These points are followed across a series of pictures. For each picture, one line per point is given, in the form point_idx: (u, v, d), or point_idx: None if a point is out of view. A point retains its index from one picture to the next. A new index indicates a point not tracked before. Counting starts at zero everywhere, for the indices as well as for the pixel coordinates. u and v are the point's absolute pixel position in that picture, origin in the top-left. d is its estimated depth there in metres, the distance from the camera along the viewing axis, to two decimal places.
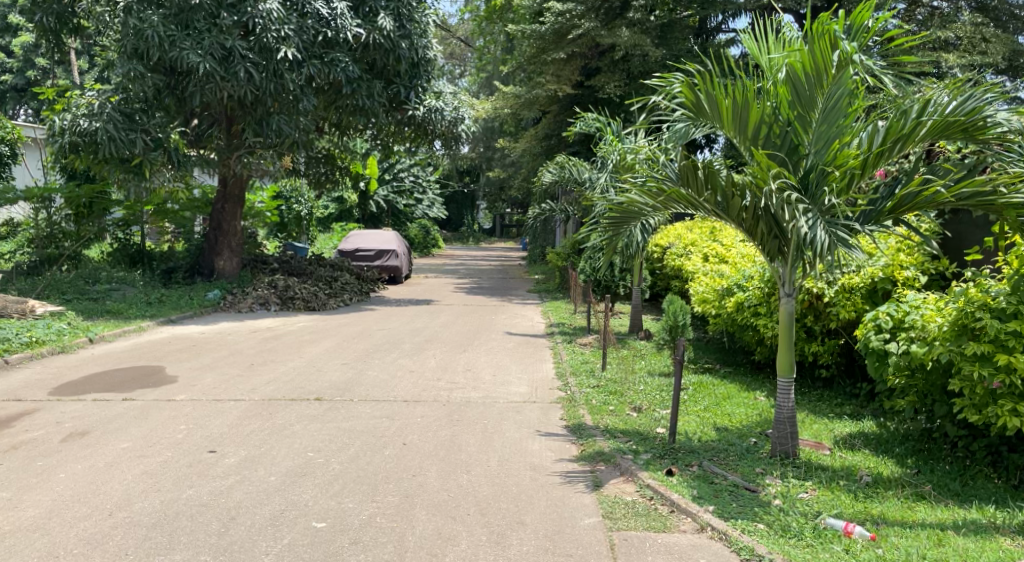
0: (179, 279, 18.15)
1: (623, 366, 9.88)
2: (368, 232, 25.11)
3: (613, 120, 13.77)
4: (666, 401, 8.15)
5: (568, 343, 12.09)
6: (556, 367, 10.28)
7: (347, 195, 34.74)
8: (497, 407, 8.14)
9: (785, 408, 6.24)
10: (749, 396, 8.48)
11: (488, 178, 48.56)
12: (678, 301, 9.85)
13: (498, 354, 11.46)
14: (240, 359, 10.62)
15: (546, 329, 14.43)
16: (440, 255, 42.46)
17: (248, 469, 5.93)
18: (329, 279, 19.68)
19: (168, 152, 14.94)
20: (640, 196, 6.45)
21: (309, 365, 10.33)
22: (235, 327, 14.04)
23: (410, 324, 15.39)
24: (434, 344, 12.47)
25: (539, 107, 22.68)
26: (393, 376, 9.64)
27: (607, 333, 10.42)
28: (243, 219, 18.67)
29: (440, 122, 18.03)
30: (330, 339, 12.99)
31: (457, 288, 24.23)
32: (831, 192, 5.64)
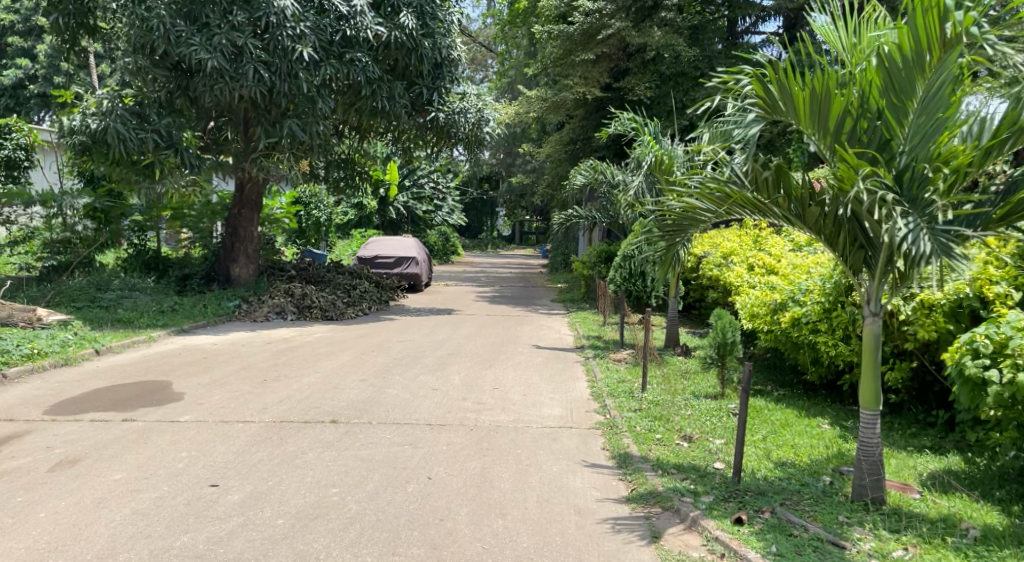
0: (194, 287, 17.51)
1: (665, 387, 9.08)
2: (388, 239, 24.40)
3: (651, 121, 12.98)
4: (720, 430, 7.34)
5: (601, 359, 11.29)
6: (591, 386, 9.47)
7: (367, 201, 34.11)
8: (530, 432, 7.35)
9: (873, 448, 5.43)
10: (811, 424, 7.67)
11: (508, 185, 47.84)
12: (727, 316, 8.94)
13: (527, 370, 10.67)
14: (252, 374, 9.88)
15: (575, 342, 13.63)
16: (460, 263, 41.76)
17: (253, 508, 5.16)
18: (348, 287, 19.05)
19: (182, 154, 14.23)
20: (701, 202, 5.70)
21: (326, 380, 9.60)
22: (250, 337, 13.34)
23: (432, 336, 14.64)
24: (458, 358, 11.69)
25: (564, 111, 21.94)
26: (416, 395, 8.86)
27: (646, 350, 9.64)
28: (259, 224, 18.05)
29: (465, 124, 17.35)
30: (348, 352, 12.26)
31: (478, 297, 23.47)
32: (935, 194, 4.81)
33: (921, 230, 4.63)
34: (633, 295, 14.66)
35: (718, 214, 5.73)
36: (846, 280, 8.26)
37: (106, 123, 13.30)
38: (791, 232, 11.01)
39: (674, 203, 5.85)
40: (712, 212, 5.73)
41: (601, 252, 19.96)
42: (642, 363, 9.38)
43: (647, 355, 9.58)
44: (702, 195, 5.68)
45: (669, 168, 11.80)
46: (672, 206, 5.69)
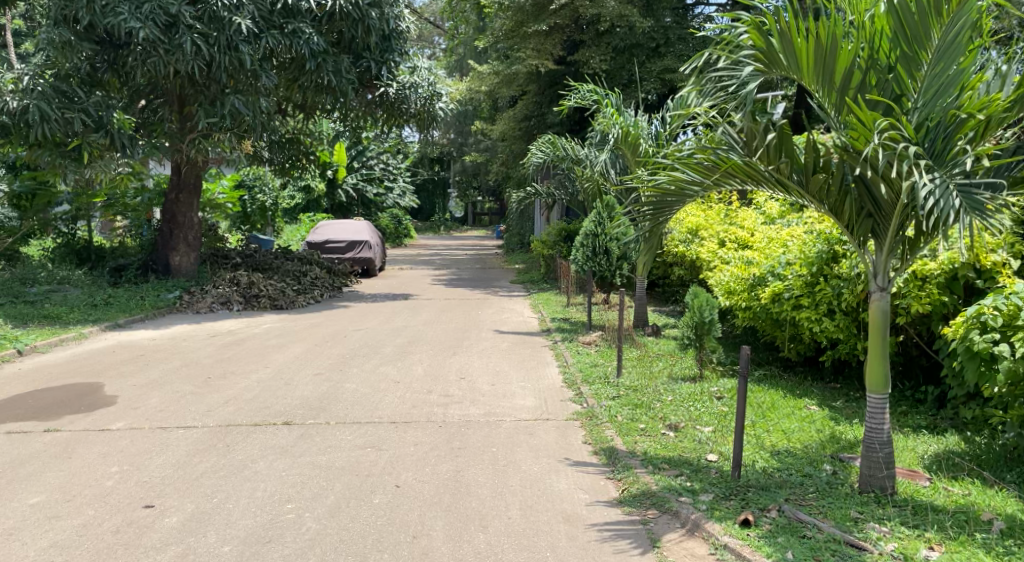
0: (130, 278, 16.51)
1: (642, 372, 8.56)
2: (339, 222, 23.50)
3: (612, 92, 12.27)
4: (706, 417, 6.82)
5: (570, 343, 10.81)
6: (563, 372, 8.92)
7: (315, 183, 33.03)
8: (503, 427, 6.77)
9: (879, 433, 4.96)
10: (799, 406, 7.19)
11: (461, 165, 47.02)
12: (704, 295, 8.45)
13: (493, 357, 10.11)
14: (193, 373, 9.09)
15: (540, 326, 13.07)
16: (413, 246, 40.97)
17: (194, 533, 4.49)
18: (297, 273, 18.19)
19: (112, 136, 13.12)
20: (688, 172, 5.21)
21: (277, 377, 8.89)
22: (193, 331, 12.50)
23: (389, 322, 13.95)
24: (418, 346, 11.04)
25: (517, 86, 21.29)
26: (375, 390, 8.21)
27: (619, 333, 9.08)
28: (200, 210, 17.07)
29: (416, 99, 17.11)
30: (300, 343, 11.51)
31: (435, 280, 22.77)
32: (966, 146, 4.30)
33: (948, 189, 4.11)
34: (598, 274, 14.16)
35: (706, 185, 5.24)
36: (830, 250, 7.79)
37: (25, 102, 12.23)
38: (762, 204, 10.52)
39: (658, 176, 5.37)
40: (700, 183, 5.25)
41: (561, 231, 19.41)
42: (616, 349, 8.84)
43: (621, 339, 9.05)
44: (690, 164, 5.19)
45: (635, 141, 11.29)
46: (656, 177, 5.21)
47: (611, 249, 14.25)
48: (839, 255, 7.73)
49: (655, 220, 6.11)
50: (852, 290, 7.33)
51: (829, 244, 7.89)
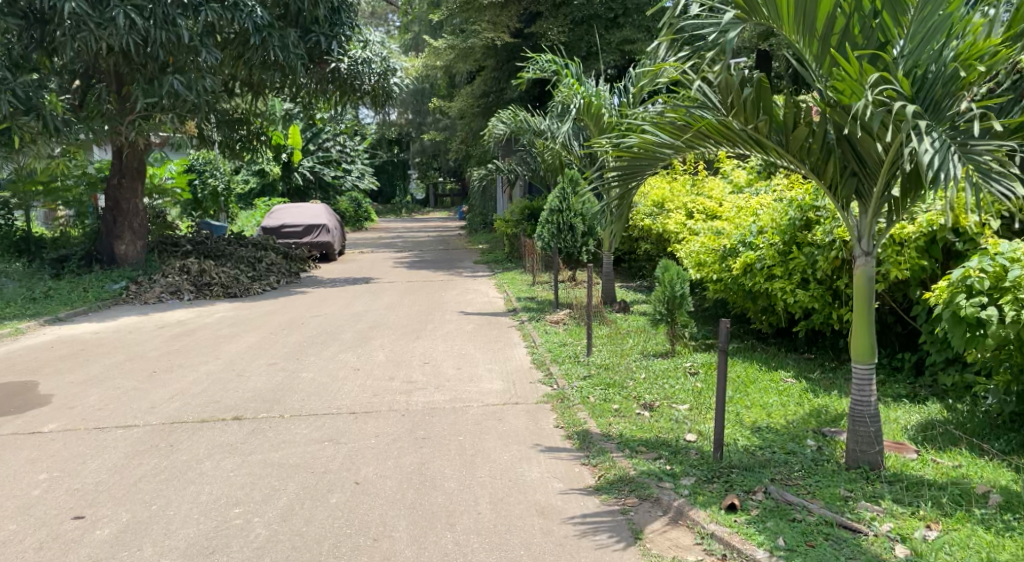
0: (72, 269, 16.03)
1: (612, 350, 8.25)
2: (294, 206, 22.84)
3: (573, 62, 11.78)
4: (681, 394, 6.51)
5: (537, 322, 10.52)
6: (530, 355, 8.58)
7: (270, 166, 32.18)
8: (470, 413, 6.41)
9: (868, 406, 4.63)
10: (776, 379, 6.90)
11: (420, 145, 46.31)
12: (674, 267, 8.15)
13: (458, 340, 9.75)
14: (138, 368, 8.59)
15: (506, 306, 12.71)
16: (374, 229, 40.34)
17: (129, 546, 4.06)
18: (252, 260, 17.62)
19: (44, 118, 12.48)
20: (659, 134, 4.89)
21: (228, 369, 8.44)
22: (141, 323, 11.94)
23: (349, 308, 13.49)
24: (379, 331, 10.63)
25: (473, 61, 20.82)
26: (334, 379, 7.79)
27: (588, 311, 8.75)
28: (143, 196, 16.65)
29: (369, 75, 17.08)
30: (254, 332, 11.02)
31: (397, 263, 22.27)
32: (965, 97, 4.00)
33: (950, 148, 3.77)
34: (563, 251, 13.92)
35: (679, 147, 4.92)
36: (804, 218, 7.44)
37: None
38: (730, 172, 10.21)
39: (626, 139, 5.04)
40: (671, 145, 4.94)
41: (524, 208, 19.03)
42: (585, 328, 8.49)
43: (590, 317, 8.72)
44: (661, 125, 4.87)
45: (597, 111, 10.94)
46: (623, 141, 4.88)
47: (575, 225, 14.00)
48: (813, 222, 7.37)
49: (624, 186, 5.70)
50: (826, 257, 7.00)
51: (802, 211, 7.50)
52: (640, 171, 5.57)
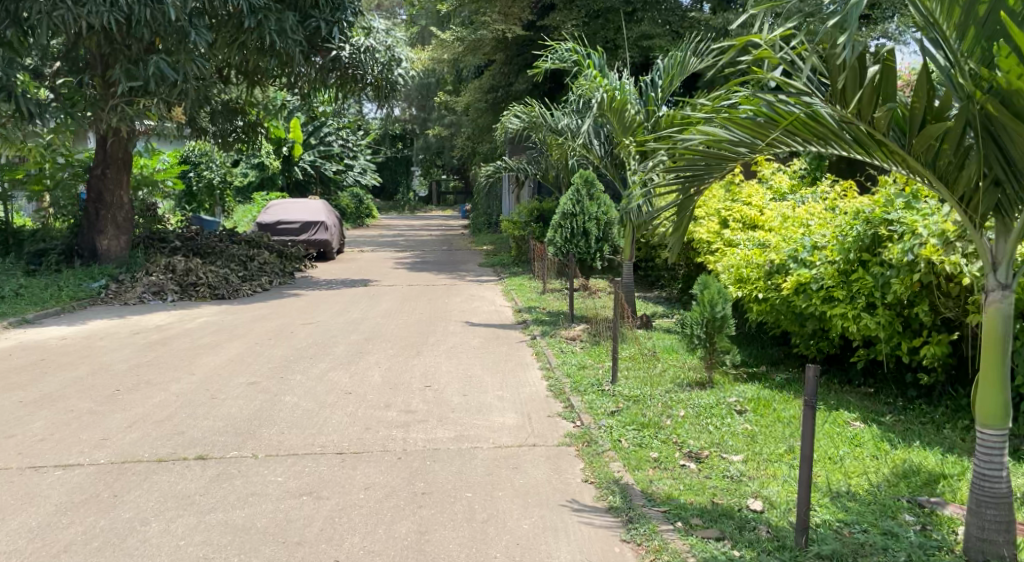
0: (51, 263, 15.30)
1: (642, 378, 7.18)
2: (291, 201, 21.83)
3: (595, 51, 10.67)
4: (731, 440, 5.42)
5: (550, 339, 9.52)
6: (546, 380, 7.54)
7: (270, 159, 31.19)
8: (479, 459, 5.34)
9: (999, 483, 3.59)
10: (841, 422, 5.78)
11: (425, 142, 45.33)
12: (714, 284, 7.07)
13: (463, 359, 8.73)
14: (101, 385, 7.56)
15: (515, 317, 11.67)
16: (375, 226, 39.35)
17: None
18: (243, 258, 16.70)
19: (15, 100, 11.79)
20: (731, 130, 4.05)
21: (201, 389, 7.41)
22: (115, 328, 10.94)
23: (345, 314, 12.46)
24: (376, 345, 9.60)
25: (483, 54, 19.81)
26: (321, 405, 6.76)
27: (613, 331, 7.68)
28: (129, 188, 15.86)
29: (372, 64, 16.20)
30: (238, 341, 10.01)
31: (397, 264, 21.24)
32: None
33: None
34: (576, 257, 13.11)
35: (756, 146, 4.06)
36: (873, 233, 6.28)
37: None
38: (770, 177, 9.12)
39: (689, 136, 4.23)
40: (746, 143, 4.08)
41: (533, 210, 18.01)
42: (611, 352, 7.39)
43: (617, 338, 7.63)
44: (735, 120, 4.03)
45: (621, 106, 9.79)
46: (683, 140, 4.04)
47: (590, 229, 13.12)
48: (884, 238, 6.21)
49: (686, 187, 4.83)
50: (900, 277, 5.90)
51: (871, 225, 6.32)
52: (703, 176, 4.72)
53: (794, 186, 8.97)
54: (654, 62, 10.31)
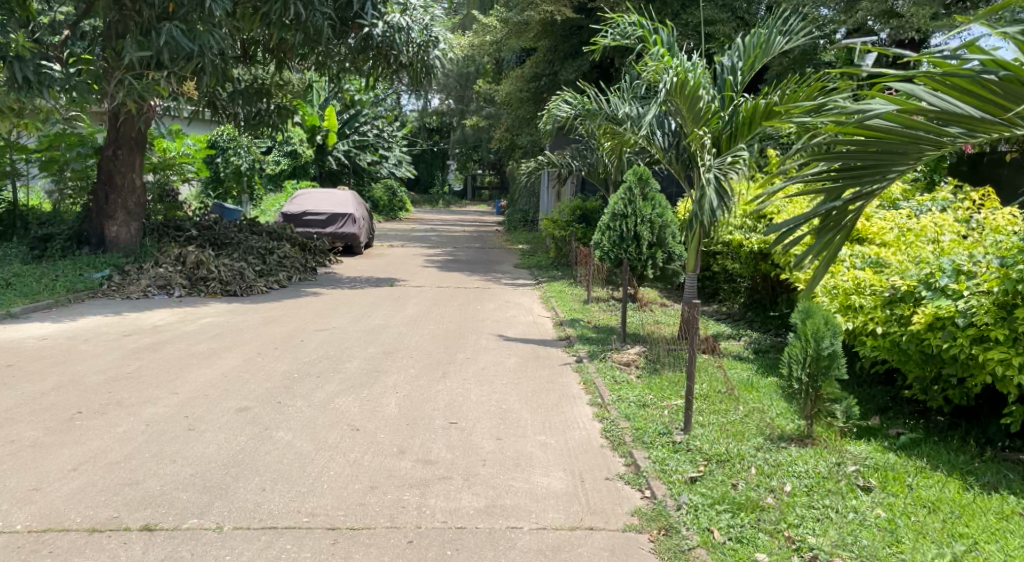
0: (56, 250, 14.23)
1: (723, 430, 5.72)
2: (319, 191, 20.59)
3: (663, 27, 9.18)
4: (866, 538, 3.94)
5: (600, 362, 8.13)
6: (600, 422, 6.13)
7: (303, 148, 29.98)
8: (518, 554, 3.91)
9: None
10: (1009, 511, 4.27)
11: (461, 134, 44.08)
12: (821, 313, 5.55)
13: (499, 385, 7.37)
14: (60, 406, 6.28)
15: (556, 332, 10.24)
16: (408, 219, 38.20)
17: None
18: (262, 251, 15.51)
19: (9, 64, 10.98)
20: (943, 101, 4.24)
21: (180, 415, 6.13)
22: (107, 327, 9.76)
23: (365, 318, 11.12)
24: (397, 361, 8.28)
25: (527, 39, 18.47)
26: (321, 449, 5.42)
27: (692, 329, 6.16)
28: (142, 171, 14.73)
29: (407, 45, 14.93)
30: (239, 350, 8.72)
31: (427, 261, 19.90)
32: None
33: None
34: (625, 263, 11.63)
35: (967, 119, 4.23)
36: None
37: None
38: None
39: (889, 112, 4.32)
40: (954, 116, 4.24)
41: (575, 209, 16.56)
42: (687, 370, 5.86)
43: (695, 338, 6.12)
44: (948, 85, 4.23)
45: (694, 93, 8.22)
46: (899, 86, 4.15)
47: (641, 233, 11.67)
48: None
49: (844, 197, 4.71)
50: None
51: None
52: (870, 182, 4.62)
53: (906, 192, 7.43)
54: (733, 40, 8.80)
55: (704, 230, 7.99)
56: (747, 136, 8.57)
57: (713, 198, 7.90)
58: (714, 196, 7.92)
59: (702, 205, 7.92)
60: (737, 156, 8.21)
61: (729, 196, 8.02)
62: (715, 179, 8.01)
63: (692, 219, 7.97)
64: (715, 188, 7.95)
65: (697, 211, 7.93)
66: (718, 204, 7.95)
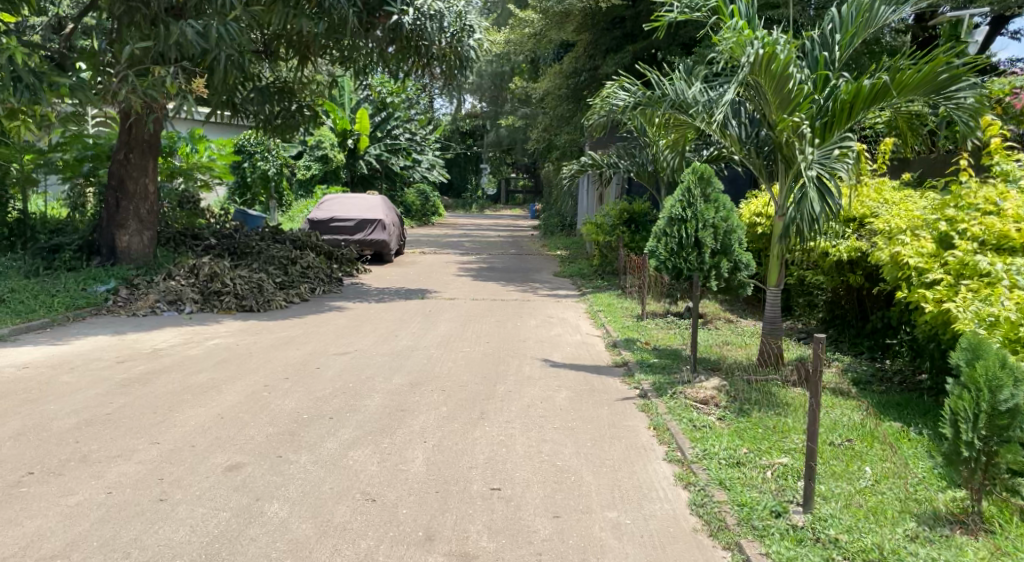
0: (63, 262, 13.13)
1: (858, 507, 4.36)
2: (348, 196, 19.44)
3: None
4: None
5: (671, 396, 6.81)
6: (689, 491, 4.78)
7: (334, 151, 28.91)
8: None
9: None
10: None
11: (496, 137, 42.85)
12: (995, 350, 4.10)
13: (554, 429, 6.05)
14: (10, 465, 5.04)
15: (611, 357, 8.84)
16: (441, 225, 36.99)
17: None
18: (285, 261, 14.37)
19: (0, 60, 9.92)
20: None
21: (155, 477, 4.87)
22: (100, 351, 8.58)
23: (391, 338, 9.83)
24: (428, 396, 6.98)
25: (567, 32, 17.15)
26: (324, 533, 4.12)
27: (815, 356, 4.43)
28: (155, 175, 13.66)
29: (438, 35, 13.71)
30: (244, 381, 7.47)
31: (462, 270, 18.63)
32: None
33: None
34: (686, 275, 10.31)
35: None
36: None
37: None
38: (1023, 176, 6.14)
39: None
40: None
41: (622, 212, 15.16)
42: (808, 419, 4.30)
43: (818, 370, 4.39)
44: None
45: (784, 72, 6.85)
46: None
47: (704, 240, 10.33)
48: None
49: None
50: None
51: None
52: None
53: None
54: (826, 10, 7.42)
55: (804, 239, 6.71)
56: (847, 123, 7.14)
57: (815, 201, 6.60)
58: (816, 199, 6.63)
59: (801, 210, 6.64)
60: (842, 148, 6.91)
61: (834, 198, 6.67)
62: (817, 177, 6.71)
63: (788, 226, 6.71)
64: (816, 189, 6.66)
65: (796, 216, 6.66)
66: (821, 208, 6.63)
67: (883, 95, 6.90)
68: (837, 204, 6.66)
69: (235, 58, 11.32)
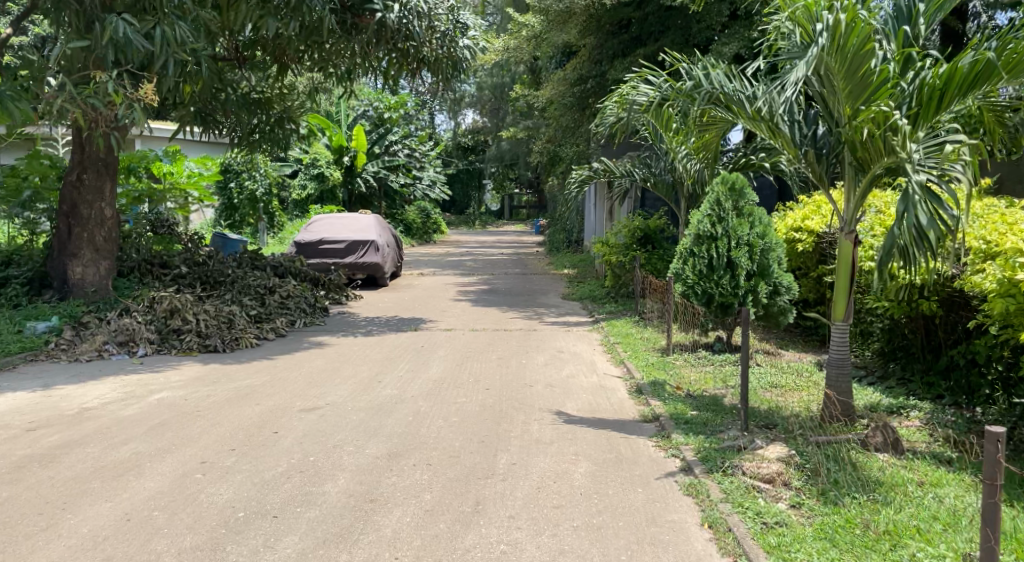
0: (9, 296, 11.64)
1: None
2: (336, 216, 17.92)
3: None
4: None
5: (723, 474, 5.22)
6: None
7: (330, 170, 27.51)
8: None
9: None
10: None
11: (499, 152, 41.28)
12: None
13: (578, 529, 4.49)
14: None
15: (637, 408, 7.21)
16: (443, 243, 35.39)
17: None
18: (261, 290, 12.86)
19: None
20: None
21: None
22: (14, 413, 7.01)
23: (373, 386, 8.24)
24: (407, 476, 5.37)
25: (573, 35, 15.60)
26: None
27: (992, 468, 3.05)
28: (112, 198, 12.17)
29: (427, 37, 12.19)
30: (178, 454, 5.88)
31: (461, 294, 17.03)
32: None
33: None
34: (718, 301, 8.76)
35: None
36: None
37: None
38: None
39: None
40: None
41: (636, 230, 13.62)
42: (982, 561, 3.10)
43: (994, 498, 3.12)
44: None
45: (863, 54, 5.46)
46: None
47: (738, 261, 8.75)
48: None
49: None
50: None
51: None
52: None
53: None
54: None
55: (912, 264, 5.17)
56: (936, 115, 5.59)
57: (924, 212, 5.10)
58: (925, 211, 5.12)
59: (904, 223, 5.14)
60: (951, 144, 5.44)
61: (949, 209, 5.14)
62: (925, 184, 5.21)
63: (890, 245, 5.18)
64: (926, 199, 5.16)
65: (897, 234, 5.13)
66: (932, 221, 5.13)
67: (987, 78, 5.36)
68: (953, 216, 5.15)
69: (189, 62, 9.83)
